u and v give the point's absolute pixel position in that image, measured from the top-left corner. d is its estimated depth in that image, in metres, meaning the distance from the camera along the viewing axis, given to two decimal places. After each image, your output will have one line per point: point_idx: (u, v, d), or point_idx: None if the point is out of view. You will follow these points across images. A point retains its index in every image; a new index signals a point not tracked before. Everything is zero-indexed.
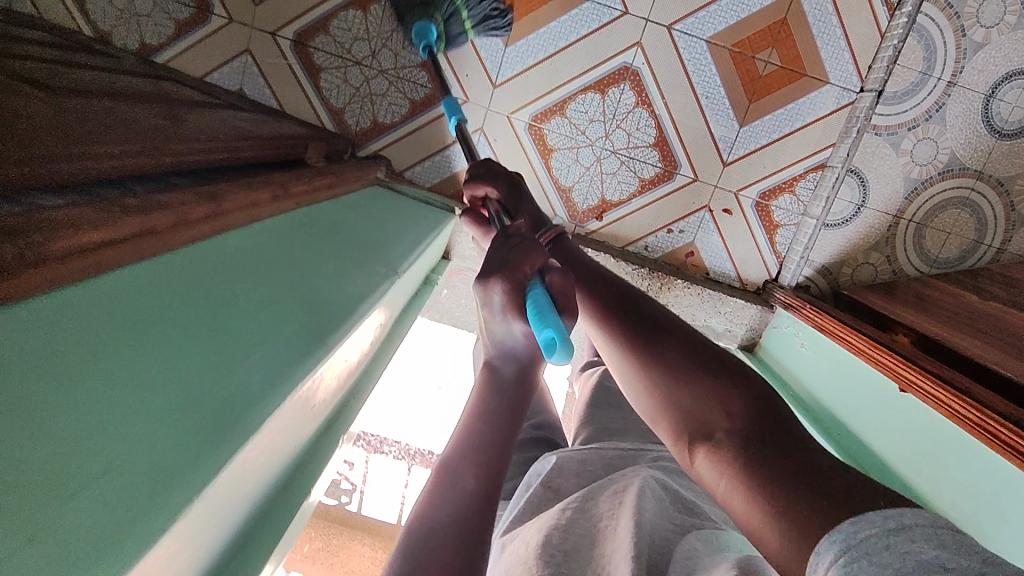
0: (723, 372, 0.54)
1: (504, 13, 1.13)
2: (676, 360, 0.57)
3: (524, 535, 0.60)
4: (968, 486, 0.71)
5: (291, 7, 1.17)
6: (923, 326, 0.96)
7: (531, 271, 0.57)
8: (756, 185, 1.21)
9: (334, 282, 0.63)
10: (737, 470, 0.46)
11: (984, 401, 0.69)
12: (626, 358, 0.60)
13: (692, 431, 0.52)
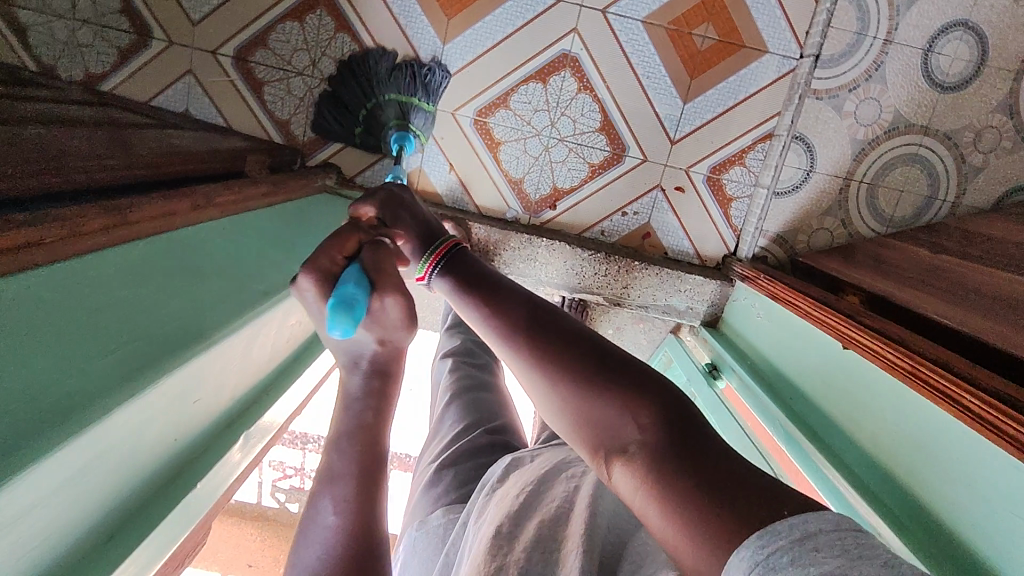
0: (634, 374, 0.47)
1: (432, 70, 1.14)
2: (578, 365, 0.48)
3: (480, 527, 0.57)
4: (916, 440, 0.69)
5: (230, 25, 1.18)
6: (872, 286, 0.95)
7: (343, 256, 0.58)
8: (705, 160, 1.21)
9: (249, 285, 0.63)
10: (663, 500, 0.40)
11: (920, 353, 0.69)
12: (520, 369, 0.51)
13: (605, 443, 0.45)
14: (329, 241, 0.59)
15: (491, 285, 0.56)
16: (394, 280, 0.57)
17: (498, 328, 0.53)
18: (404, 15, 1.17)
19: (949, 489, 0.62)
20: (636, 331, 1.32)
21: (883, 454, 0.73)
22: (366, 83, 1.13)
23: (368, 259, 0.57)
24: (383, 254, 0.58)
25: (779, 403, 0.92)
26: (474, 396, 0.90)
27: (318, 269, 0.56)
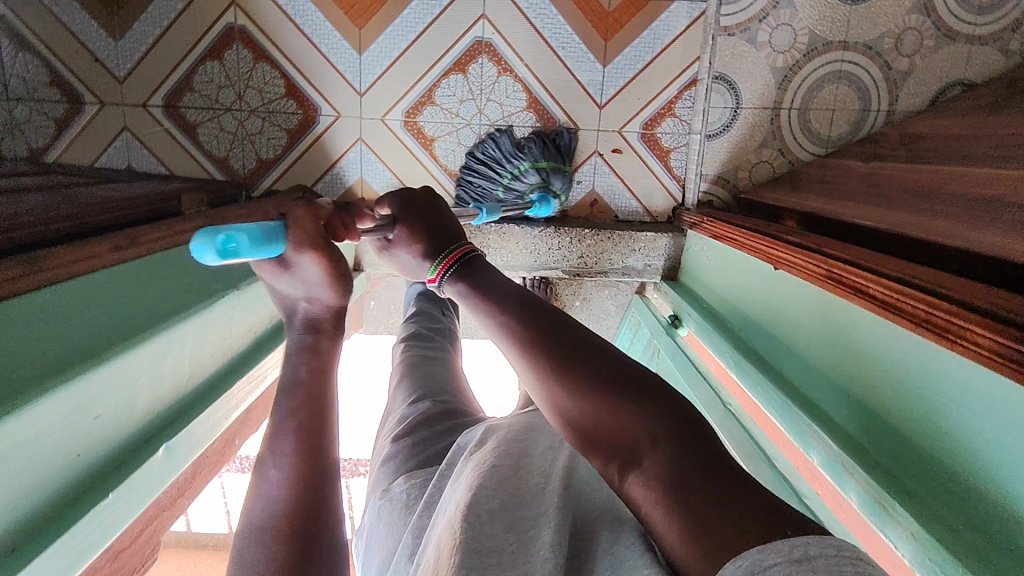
0: (651, 390, 0.45)
1: (558, 134, 1.18)
2: (592, 374, 0.47)
3: (454, 494, 0.50)
4: (824, 335, 0.67)
5: (154, 75, 1.22)
6: (806, 206, 0.95)
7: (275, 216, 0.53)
8: (636, 118, 1.22)
9: (171, 295, 0.64)
10: (668, 497, 0.39)
11: (827, 253, 0.69)
12: (535, 381, 0.50)
13: (618, 456, 0.44)
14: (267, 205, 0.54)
15: (501, 298, 0.56)
16: (316, 241, 0.52)
17: (515, 340, 0.52)
18: (316, 34, 1.21)
19: (846, 376, 0.62)
20: (603, 299, 1.32)
21: (798, 352, 0.72)
22: (502, 156, 1.15)
23: (291, 219, 0.52)
24: (315, 216, 0.53)
25: (726, 335, 0.89)
26: (430, 366, 0.83)
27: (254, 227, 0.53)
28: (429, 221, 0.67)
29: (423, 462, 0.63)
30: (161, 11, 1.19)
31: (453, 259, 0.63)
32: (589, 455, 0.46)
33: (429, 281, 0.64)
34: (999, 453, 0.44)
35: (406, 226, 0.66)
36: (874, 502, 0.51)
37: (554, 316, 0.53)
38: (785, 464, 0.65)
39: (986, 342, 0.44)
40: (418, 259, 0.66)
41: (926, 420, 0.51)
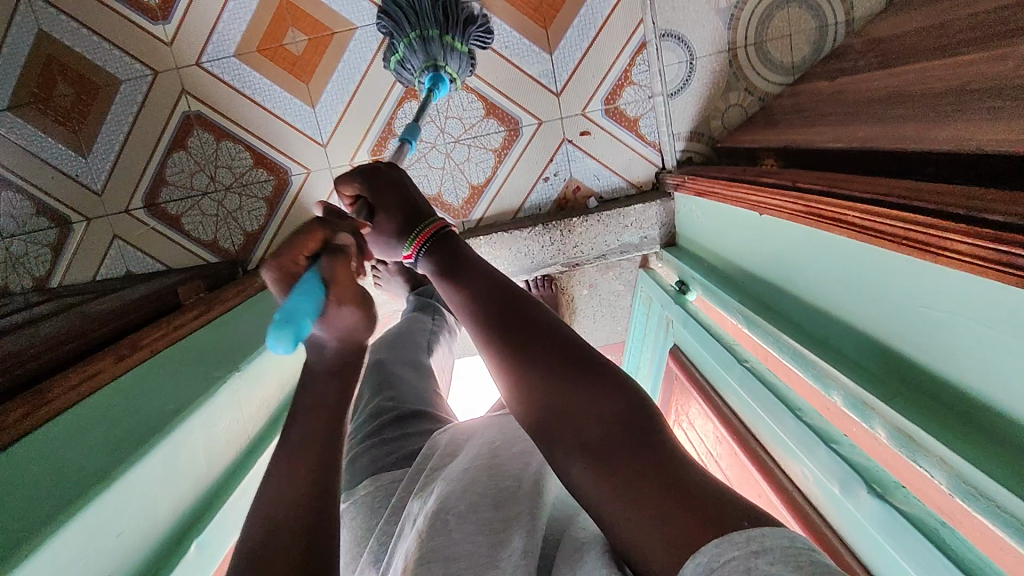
0: (590, 372, 0.51)
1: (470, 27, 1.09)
2: (544, 358, 0.53)
3: (422, 510, 0.53)
4: (819, 273, 0.65)
5: (128, 180, 1.25)
6: (781, 141, 0.93)
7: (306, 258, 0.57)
8: (596, 97, 1.20)
9: (177, 388, 0.66)
10: (618, 497, 0.43)
11: (805, 188, 0.66)
12: (503, 377, 0.55)
13: (563, 433, 0.49)
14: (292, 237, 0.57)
15: (472, 274, 0.62)
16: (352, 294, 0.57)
17: (481, 320, 0.58)
18: (268, 99, 1.23)
19: (844, 309, 0.60)
20: (609, 281, 1.31)
21: (799, 294, 0.70)
22: (408, 15, 1.05)
23: (329, 269, 0.56)
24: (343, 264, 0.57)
25: (731, 290, 0.87)
26: (398, 370, 0.86)
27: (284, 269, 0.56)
28: (398, 197, 0.70)
29: (389, 467, 0.68)
30: (118, 117, 1.21)
31: (426, 237, 0.67)
32: (543, 439, 0.51)
33: (406, 256, 0.68)
34: (999, 369, 0.42)
35: (382, 208, 0.70)
36: (902, 435, 0.48)
37: (519, 301, 0.59)
38: (812, 413, 0.61)
39: (967, 247, 0.42)
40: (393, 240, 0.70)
41: (928, 340, 0.49)
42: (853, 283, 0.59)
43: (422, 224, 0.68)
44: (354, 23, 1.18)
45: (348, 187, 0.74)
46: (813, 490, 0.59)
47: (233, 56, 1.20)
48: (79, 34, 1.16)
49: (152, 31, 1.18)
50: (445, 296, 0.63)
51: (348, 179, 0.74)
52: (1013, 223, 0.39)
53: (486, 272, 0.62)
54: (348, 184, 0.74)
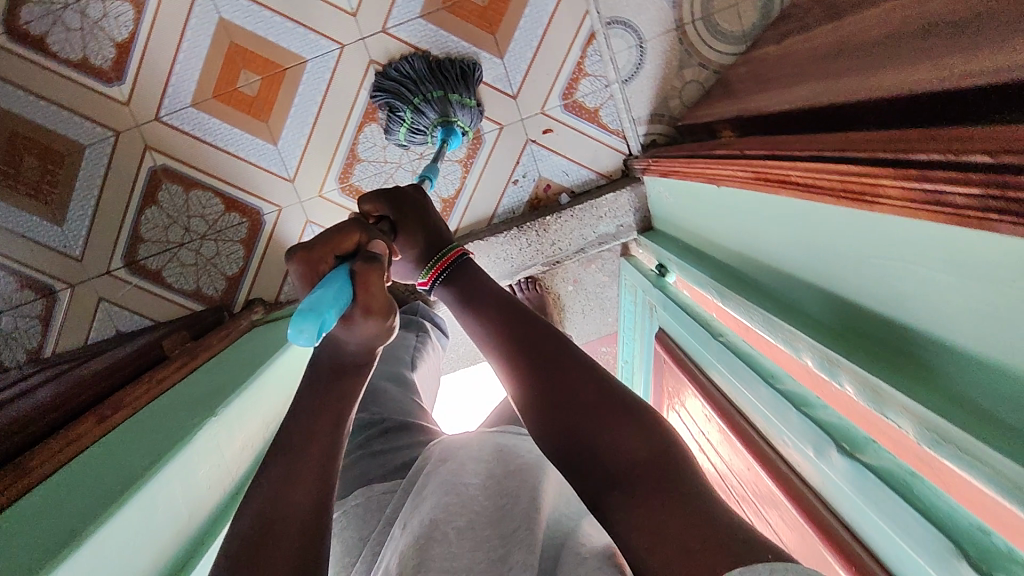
0: (621, 412, 0.54)
1: (464, 66, 1.15)
2: (574, 394, 0.56)
3: (418, 518, 0.52)
4: (779, 238, 0.64)
5: (106, 242, 1.26)
6: (736, 111, 0.92)
7: (334, 257, 0.57)
8: (552, 94, 1.19)
9: (155, 440, 0.66)
10: (646, 531, 0.45)
11: (752, 155, 0.66)
12: (536, 415, 0.57)
13: (594, 468, 0.52)
14: (327, 236, 0.58)
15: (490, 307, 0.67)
16: (379, 306, 0.54)
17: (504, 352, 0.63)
18: (230, 143, 1.23)
19: (805, 270, 0.59)
20: (593, 274, 1.31)
21: (764, 259, 0.68)
22: (423, 82, 1.13)
23: (359, 274, 0.53)
24: (376, 267, 0.54)
25: (704, 266, 0.86)
26: (384, 386, 0.89)
27: (310, 266, 0.57)
28: (423, 225, 0.76)
29: (381, 479, 0.68)
30: (87, 182, 1.22)
31: (444, 267, 0.73)
32: (571, 470, 0.53)
33: (421, 284, 0.76)
34: (947, 313, 0.41)
35: (408, 232, 0.75)
36: (866, 389, 0.46)
37: (543, 337, 0.62)
38: (784, 377, 0.59)
39: (901, 191, 0.40)
40: (412, 267, 0.76)
41: (882, 289, 0.47)
42: (810, 243, 0.57)
43: (439, 254, 0.74)
44: (304, 56, 1.18)
45: (371, 204, 0.77)
46: (791, 453, 0.58)
47: (191, 105, 1.20)
48: (37, 106, 1.17)
49: (108, 93, 1.18)
50: (466, 329, 0.68)
51: (371, 198, 0.77)
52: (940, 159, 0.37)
53: (502, 303, 0.67)
54: (371, 201, 0.77)
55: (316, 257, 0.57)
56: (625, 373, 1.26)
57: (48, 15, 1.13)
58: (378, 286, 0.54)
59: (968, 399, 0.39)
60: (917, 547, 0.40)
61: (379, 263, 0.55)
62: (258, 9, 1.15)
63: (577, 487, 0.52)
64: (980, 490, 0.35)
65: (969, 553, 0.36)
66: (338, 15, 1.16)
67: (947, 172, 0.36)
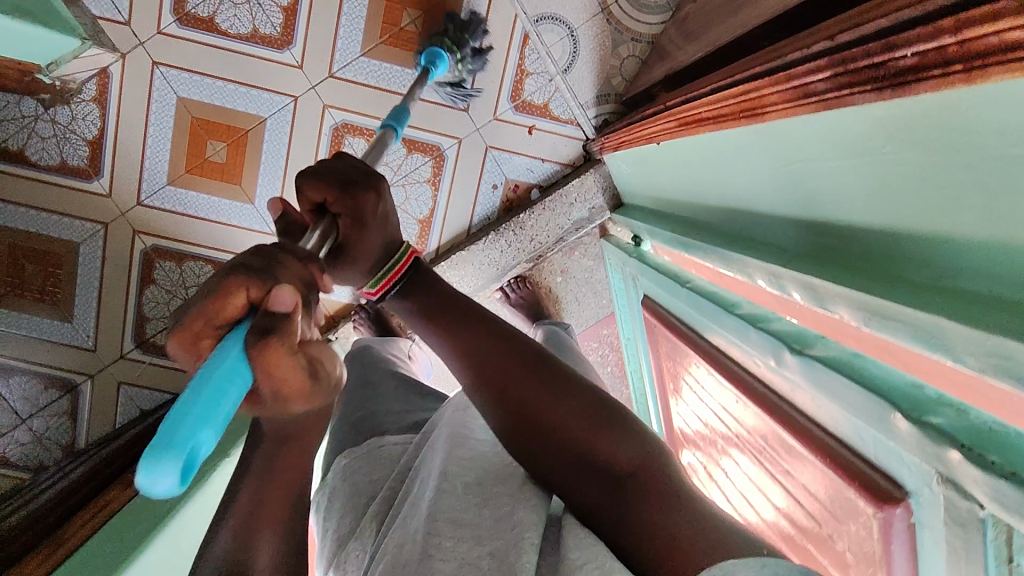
0: (614, 425, 0.54)
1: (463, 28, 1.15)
2: (564, 415, 0.56)
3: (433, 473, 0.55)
4: (713, 173, 0.67)
5: (115, 328, 1.32)
6: (667, 72, 0.95)
7: (222, 323, 0.43)
8: (501, 98, 1.23)
9: None
10: (650, 534, 0.47)
11: (680, 102, 0.69)
12: (526, 443, 0.57)
13: (598, 480, 0.53)
14: (203, 296, 0.42)
15: (453, 317, 0.65)
16: (296, 381, 0.43)
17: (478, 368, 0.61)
18: (210, 211, 1.29)
19: (740, 196, 0.61)
20: (578, 260, 1.35)
21: (709, 197, 0.71)
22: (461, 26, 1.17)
23: (259, 357, 0.40)
24: (281, 348, 0.41)
25: (668, 221, 0.89)
26: (390, 354, 0.99)
27: (193, 338, 0.43)
28: (376, 230, 0.67)
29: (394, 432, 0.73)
30: (87, 276, 1.29)
31: (396, 276, 0.70)
32: (570, 483, 0.54)
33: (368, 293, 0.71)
34: (845, 203, 0.43)
35: (358, 237, 0.67)
36: (806, 288, 0.47)
37: (515, 347, 0.61)
38: (744, 303, 0.62)
39: (783, 94, 0.43)
40: (362, 274, 0.70)
41: (797, 193, 0.49)
42: (739, 169, 0.60)
43: (394, 255, 0.70)
44: (262, 115, 1.24)
45: (317, 190, 0.65)
46: (761, 372, 0.60)
47: (168, 184, 1.27)
48: (28, 215, 1.24)
49: (90, 190, 1.25)
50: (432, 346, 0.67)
51: (318, 182, 0.65)
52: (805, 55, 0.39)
53: (466, 310, 0.65)
54: (319, 188, 0.65)
55: (194, 329, 0.42)
56: (628, 349, 1.26)
57: (21, 130, 1.20)
58: (291, 360, 0.42)
59: (873, 266, 0.41)
60: (861, 416, 0.42)
61: (282, 331, 0.41)
62: (211, 81, 1.22)
63: (574, 502, 0.54)
64: (903, 348, 0.37)
65: (901, 405, 0.38)
66: (286, 70, 1.22)
67: (810, 62, 0.38)
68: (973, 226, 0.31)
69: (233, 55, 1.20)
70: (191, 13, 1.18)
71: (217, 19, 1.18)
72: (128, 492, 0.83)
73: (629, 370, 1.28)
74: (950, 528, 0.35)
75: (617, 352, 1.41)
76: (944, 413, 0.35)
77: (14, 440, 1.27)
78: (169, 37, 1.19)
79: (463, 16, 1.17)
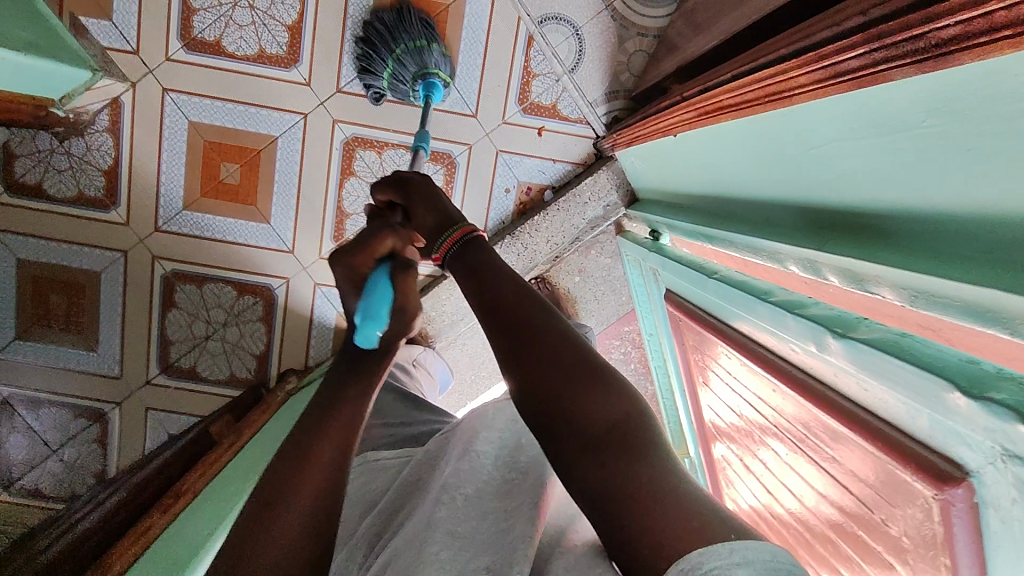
0: (597, 381, 0.50)
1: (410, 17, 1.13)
2: (554, 367, 0.52)
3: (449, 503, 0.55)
4: (735, 162, 0.66)
5: (139, 354, 1.33)
6: (677, 64, 0.94)
7: (372, 262, 0.72)
8: (509, 101, 1.23)
9: None
10: (615, 500, 0.44)
11: (700, 91, 0.69)
12: (516, 392, 0.53)
13: (578, 439, 0.49)
14: (361, 243, 0.72)
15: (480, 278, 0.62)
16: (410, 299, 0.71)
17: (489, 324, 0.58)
18: (227, 232, 1.30)
19: (764, 184, 0.60)
20: (595, 259, 1.34)
21: (731, 186, 0.70)
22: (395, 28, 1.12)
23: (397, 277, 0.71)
24: (411, 274, 0.72)
25: (687, 213, 0.88)
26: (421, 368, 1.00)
27: (354, 267, 0.72)
28: (429, 205, 0.70)
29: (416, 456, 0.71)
30: (109, 304, 1.30)
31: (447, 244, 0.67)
32: (552, 441, 0.50)
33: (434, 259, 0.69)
34: (880, 183, 0.42)
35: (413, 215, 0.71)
36: (848, 272, 0.46)
37: (528, 304, 0.57)
38: (777, 291, 0.61)
39: (822, 74, 0.42)
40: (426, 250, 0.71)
41: (827, 177, 0.49)
42: (763, 157, 0.59)
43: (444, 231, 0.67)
44: (273, 134, 1.25)
45: (383, 193, 0.75)
46: (803, 358, 0.58)
47: (184, 209, 1.28)
48: (50, 248, 1.26)
49: (108, 218, 1.26)
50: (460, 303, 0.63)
51: (382, 184, 0.74)
52: (849, 33, 0.38)
53: (495, 271, 0.62)
54: (384, 188, 0.74)
55: (359, 266, 0.73)
56: (651, 345, 1.25)
57: (38, 164, 1.22)
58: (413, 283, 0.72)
59: (913, 245, 0.40)
60: (914, 397, 0.41)
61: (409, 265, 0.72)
62: (221, 104, 1.23)
63: (551, 453, 0.50)
64: (956, 324, 0.36)
65: (959, 383, 0.37)
66: (294, 88, 1.22)
67: (850, 39, 0.38)
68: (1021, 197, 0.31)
69: (242, 78, 1.21)
70: (198, 37, 1.19)
71: (224, 41, 1.19)
72: (166, 516, 0.84)
73: (653, 366, 1.27)
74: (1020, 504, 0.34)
75: (639, 349, 1.39)
76: (1005, 388, 0.34)
77: (47, 471, 1.29)
78: (177, 64, 1.20)
79: (467, 23, 1.17)
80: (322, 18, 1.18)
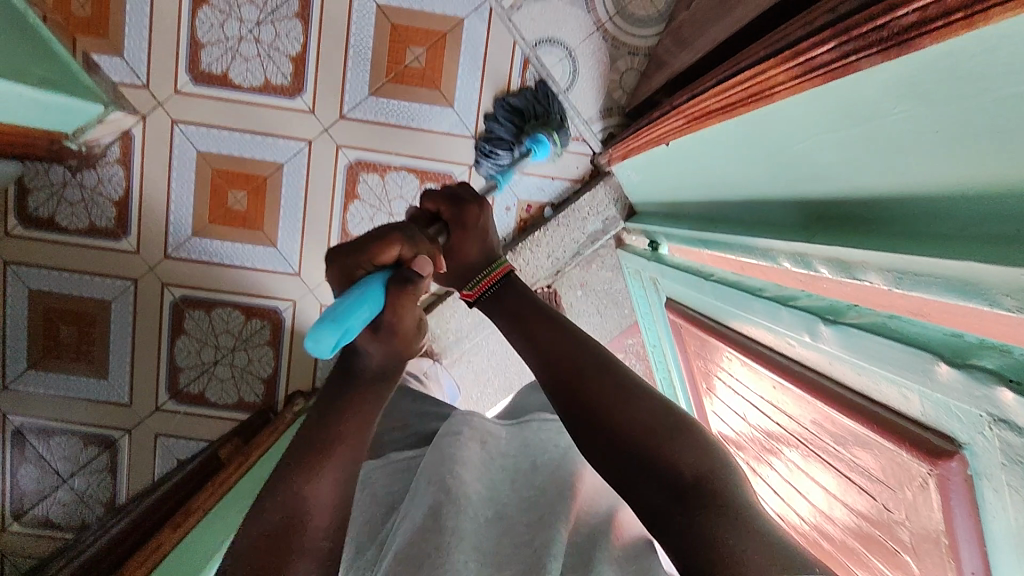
0: (679, 431, 0.53)
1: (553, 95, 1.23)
2: (632, 416, 0.54)
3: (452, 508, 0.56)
4: (725, 165, 0.68)
5: (149, 381, 1.34)
6: (666, 79, 0.97)
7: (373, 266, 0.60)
8: None
9: None
10: (703, 547, 0.45)
11: (688, 99, 0.72)
12: (595, 442, 0.56)
13: (662, 487, 0.50)
14: (369, 242, 0.60)
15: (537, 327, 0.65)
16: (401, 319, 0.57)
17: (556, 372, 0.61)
18: (234, 257, 1.32)
19: (752, 183, 0.62)
20: (597, 273, 1.36)
21: (722, 188, 0.72)
22: (539, 99, 1.22)
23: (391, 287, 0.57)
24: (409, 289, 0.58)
25: (683, 221, 0.90)
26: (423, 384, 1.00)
27: (350, 272, 0.61)
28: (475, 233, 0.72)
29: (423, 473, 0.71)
30: (119, 331, 1.32)
31: (489, 282, 0.72)
32: (634, 489, 0.52)
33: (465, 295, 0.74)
34: (859, 170, 0.44)
35: (461, 242, 0.72)
36: (835, 261, 0.47)
37: (599, 358, 0.60)
38: (770, 287, 0.63)
39: (804, 69, 0.44)
40: (459, 273, 0.74)
41: (811, 172, 0.50)
42: (751, 157, 0.61)
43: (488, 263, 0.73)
44: (279, 161, 1.29)
45: (432, 202, 0.72)
46: (801, 358, 0.60)
47: (193, 236, 1.30)
48: (62, 278, 1.29)
49: (118, 247, 1.29)
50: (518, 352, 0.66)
51: (432, 196, 0.72)
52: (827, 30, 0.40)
53: (555, 323, 0.65)
54: (433, 199, 0.72)
55: (356, 265, 0.60)
56: (656, 357, 1.26)
57: (52, 197, 1.26)
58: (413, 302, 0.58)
59: (894, 227, 0.42)
60: (904, 375, 0.42)
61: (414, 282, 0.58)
62: (228, 134, 1.27)
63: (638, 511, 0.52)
64: (936, 300, 0.37)
65: (944, 355, 0.38)
66: (299, 116, 1.26)
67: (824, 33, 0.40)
68: (990, 170, 0.32)
69: (248, 108, 1.25)
70: (205, 71, 1.23)
71: (231, 73, 1.24)
72: (177, 534, 0.85)
73: (659, 379, 1.28)
74: (1010, 471, 0.35)
75: (645, 362, 1.40)
76: (990, 356, 0.36)
77: (58, 501, 1.31)
78: (186, 96, 1.24)
79: (464, 51, 1.23)
80: (325, 48, 1.23)
